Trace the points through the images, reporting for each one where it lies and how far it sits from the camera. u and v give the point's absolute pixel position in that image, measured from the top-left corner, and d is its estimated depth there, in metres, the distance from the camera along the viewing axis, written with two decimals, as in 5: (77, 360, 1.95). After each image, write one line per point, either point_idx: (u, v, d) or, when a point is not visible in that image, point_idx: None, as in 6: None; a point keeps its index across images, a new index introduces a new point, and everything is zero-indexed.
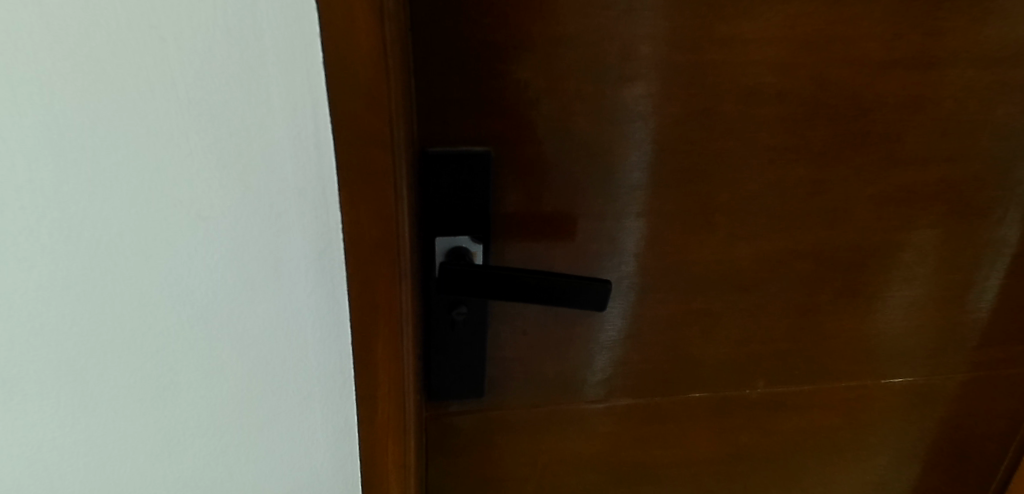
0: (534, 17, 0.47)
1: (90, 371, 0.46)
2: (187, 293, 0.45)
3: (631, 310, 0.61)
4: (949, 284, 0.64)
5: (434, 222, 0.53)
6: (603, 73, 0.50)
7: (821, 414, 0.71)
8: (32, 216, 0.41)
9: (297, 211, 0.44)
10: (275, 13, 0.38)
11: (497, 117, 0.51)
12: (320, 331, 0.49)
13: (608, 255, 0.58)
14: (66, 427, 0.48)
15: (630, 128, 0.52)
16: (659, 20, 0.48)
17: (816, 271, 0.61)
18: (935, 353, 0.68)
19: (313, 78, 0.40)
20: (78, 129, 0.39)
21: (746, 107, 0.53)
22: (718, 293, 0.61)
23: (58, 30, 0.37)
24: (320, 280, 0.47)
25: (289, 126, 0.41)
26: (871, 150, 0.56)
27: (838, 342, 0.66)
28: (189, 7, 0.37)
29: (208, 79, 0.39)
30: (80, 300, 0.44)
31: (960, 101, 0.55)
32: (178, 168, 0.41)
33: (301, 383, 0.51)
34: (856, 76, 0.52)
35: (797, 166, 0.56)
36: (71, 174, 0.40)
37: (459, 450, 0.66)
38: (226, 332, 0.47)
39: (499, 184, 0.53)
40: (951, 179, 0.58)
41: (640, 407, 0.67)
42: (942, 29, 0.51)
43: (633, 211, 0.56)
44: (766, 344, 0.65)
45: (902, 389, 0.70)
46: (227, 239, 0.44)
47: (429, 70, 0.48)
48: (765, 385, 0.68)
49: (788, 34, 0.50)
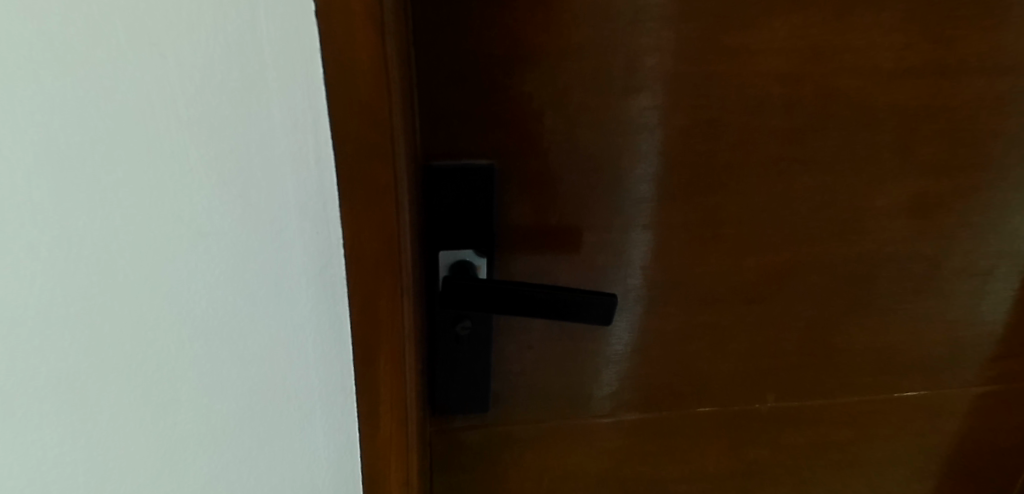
0: (537, 30, 0.47)
1: (88, 388, 0.46)
2: (187, 311, 0.45)
3: (639, 323, 0.60)
4: (963, 296, 0.63)
5: (439, 235, 0.53)
6: (608, 84, 0.49)
7: (833, 428, 0.69)
8: (32, 233, 0.41)
9: (297, 227, 0.44)
10: (276, 30, 0.38)
11: (502, 130, 0.50)
12: (322, 347, 0.48)
13: (615, 269, 0.57)
14: (66, 444, 0.47)
15: (636, 139, 0.52)
16: (664, 32, 0.48)
17: (828, 282, 0.60)
18: (950, 366, 0.67)
19: (314, 93, 0.40)
20: (77, 148, 0.39)
21: (754, 117, 0.52)
22: (727, 306, 0.60)
23: (57, 49, 0.36)
24: (320, 296, 0.46)
25: (289, 142, 0.41)
26: (882, 160, 0.55)
27: (851, 355, 0.65)
28: (189, 23, 0.37)
29: (208, 96, 0.39)
30: (80, 317, 0.43)
31: (973, 110, 0.54)
32: (178, 184, 0.41)
33: (303, 400, 0.50)
34: (866, 85, 0.52)
35: (806, 178, 0.55)
36: (70, 192, 0.40)
37: (465, 465, 0.65)
38: (227, 349, 0.47)
39: (504, 197, 0.53)
40: (964, 190, 0.57)
41: (649, 422, 0.66)
42: (952, 38, 0.50)
43: (640, 223, 0.55)
44: (776, 357, 0.64)
45: (916, 403, 0.68)
46: (227, 256, 0.44)
47: (433, 83, 0.48)
48: (776, 399, 0.66)
49: (796, 44, 0.49)
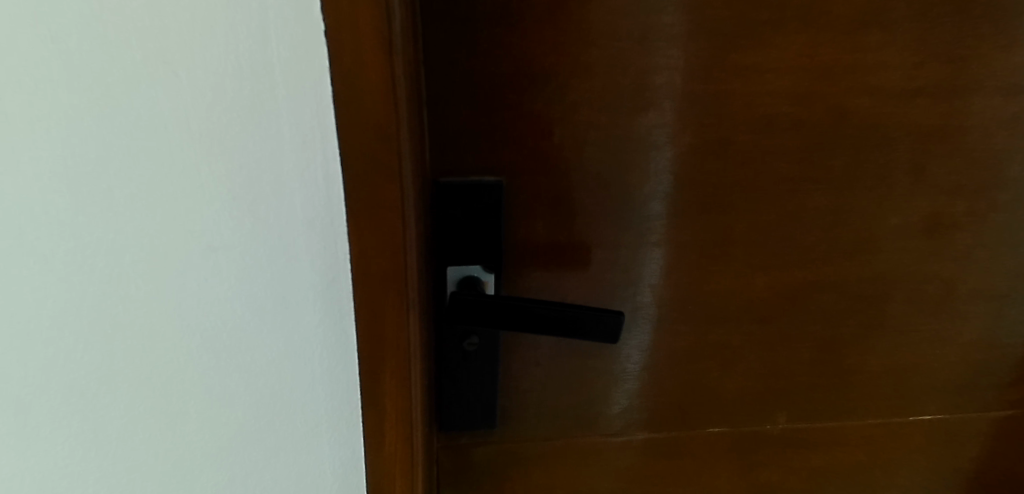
0: (546, 49, 0.47)
1: (99, 400, 0.46)
2: (197, 324, 0.46)
3: (648, 342, 0.60)
4: (980, 318, 0.61)
5: (447, 252, 0.53)
6: (616, 103, 0.49)
7: (847, 452, 0.68)
8: (48, 245, 0.42)
9: (305, 242, 0.44)
10: (286, 50, 0.39)
11: (509, 147, 0.50)
12: (329, 361, 0.49)
13: (624, 286, 0.57)
14: (76, 454, 0.48)
15: (645, 157, 0.52)
16: (673, 51, 0.48)
17: (841, 303, 0.59)
18: (966, 389, 0.65)
19: (323, 111, 0.41)
20: (93, 163, 0.40)
21: (762, 136, 0.52)
22: (737, 325, 0.60)
23: (75, 67, 0.38)
24: (327, 311, 0.47)
25: (297, 158, 0.42)
26: (895, 180, 0.54)
27: (864, 377, 0.63)
28: (203, 43, 0.38)
29: (219, 113, 0.40)
30: (91, 327, 0.44)
31: (987, 130, 0.53)
32: (190, 199, 0.42)
33: (309, 414, 0.50)
34: (877, 105, 0.51)
35: (818, 196, 0.55)
36: (86, 207, 0.41)
37: (473, 482, 0.65)
38: (234, 363, 0.47)
39: (512, 214, 0.53)
40: (979, 209, 0.56)
41: (659, 442, 0.65)
42: (964, 57, 0.50)
43: (650, 241, 0.55)
44: (788, 377, 0.63)
45: (932, 426, 0.67)
46: (237, 270, 0.44)
47: (442, 101, 0.48)
48: (787, 420, 0.65)
49: (805, 64, 0.49)
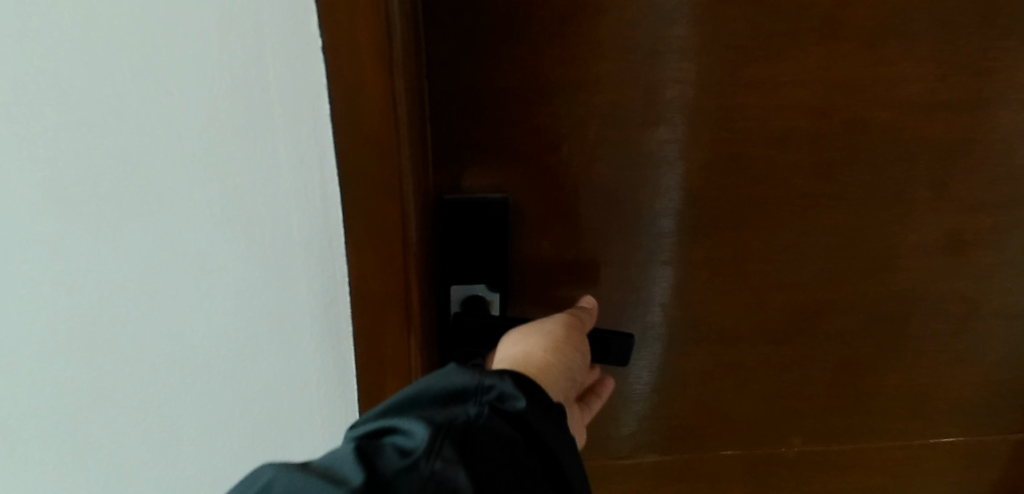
0: (553, 62, 0.46)
1: (90, 427, 0.45)
2: (191, 349, 0.44)
3: (659, 363, 0.58)
4: (1004, 338, 0.59)
5: (452, 271, 0.51)
6: (626, 118, 0.48)
7: (865, 475, 0.66)
8: (35, 270, 0.40)
9: (302, 264, 0.42)
10: (282, 65, 0.37)
11: (515, 164, 0.49)
12: (327, 386, 0.47)
13: (633, 305, 0.55)
14: (69, 478, 0.47)
15: (656, 174, 0.50)
16: (685, 64, 0.46)
17: (859, 323, 0.57)
18: (989, 410, 0.63)
19: (321, 129, 0.39)
20: (81, 185, 0.39)
21: (777, 151, 0.50)
22: (751, 346, 0.58)
23: (62, 85, 0.36)
24: (326, 335, 0.45)
25: (294, 178, 0.40)
26: (914, 195, 0.52)
27: (882, 398, 0.61)
28: (194, 60, 0.36)
29: (212, 133, 0.38)
30: (80, 352, 0.43)
31: (1013, 144, 0.51)
32: (183, 220, 0.40)
33: (307, 439, 0.49)
34: (898, 118, 0.49)
35: (836, 213, 0.53)
36: (74, 231, 0.40)
37: None
38: (229, 388, 0.46)
39: (518, 231, 0.51)
40: (1004, 226, 0.54)
41: (670, 465, 0.63)
42: (990, 69, 0.48)
43: (660, 259, 0.53)
44: (803, 399, 0.61)
45: (953, 448, 0.65)
46: (231, 294, 0.43)
47: (445, 115, 0.47)
48: (802, 443, 0.63)
49: (822, 76, 0.47)
